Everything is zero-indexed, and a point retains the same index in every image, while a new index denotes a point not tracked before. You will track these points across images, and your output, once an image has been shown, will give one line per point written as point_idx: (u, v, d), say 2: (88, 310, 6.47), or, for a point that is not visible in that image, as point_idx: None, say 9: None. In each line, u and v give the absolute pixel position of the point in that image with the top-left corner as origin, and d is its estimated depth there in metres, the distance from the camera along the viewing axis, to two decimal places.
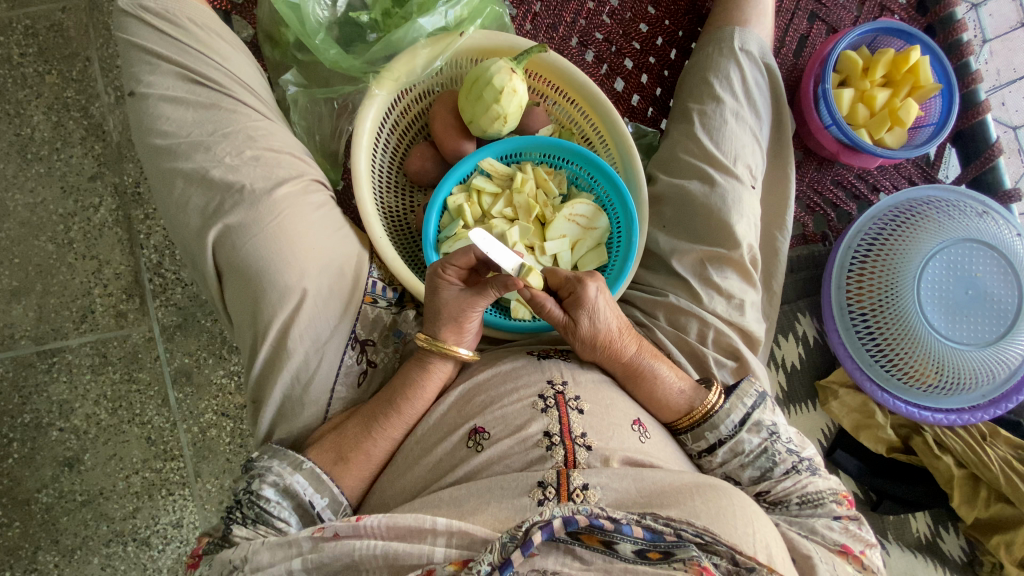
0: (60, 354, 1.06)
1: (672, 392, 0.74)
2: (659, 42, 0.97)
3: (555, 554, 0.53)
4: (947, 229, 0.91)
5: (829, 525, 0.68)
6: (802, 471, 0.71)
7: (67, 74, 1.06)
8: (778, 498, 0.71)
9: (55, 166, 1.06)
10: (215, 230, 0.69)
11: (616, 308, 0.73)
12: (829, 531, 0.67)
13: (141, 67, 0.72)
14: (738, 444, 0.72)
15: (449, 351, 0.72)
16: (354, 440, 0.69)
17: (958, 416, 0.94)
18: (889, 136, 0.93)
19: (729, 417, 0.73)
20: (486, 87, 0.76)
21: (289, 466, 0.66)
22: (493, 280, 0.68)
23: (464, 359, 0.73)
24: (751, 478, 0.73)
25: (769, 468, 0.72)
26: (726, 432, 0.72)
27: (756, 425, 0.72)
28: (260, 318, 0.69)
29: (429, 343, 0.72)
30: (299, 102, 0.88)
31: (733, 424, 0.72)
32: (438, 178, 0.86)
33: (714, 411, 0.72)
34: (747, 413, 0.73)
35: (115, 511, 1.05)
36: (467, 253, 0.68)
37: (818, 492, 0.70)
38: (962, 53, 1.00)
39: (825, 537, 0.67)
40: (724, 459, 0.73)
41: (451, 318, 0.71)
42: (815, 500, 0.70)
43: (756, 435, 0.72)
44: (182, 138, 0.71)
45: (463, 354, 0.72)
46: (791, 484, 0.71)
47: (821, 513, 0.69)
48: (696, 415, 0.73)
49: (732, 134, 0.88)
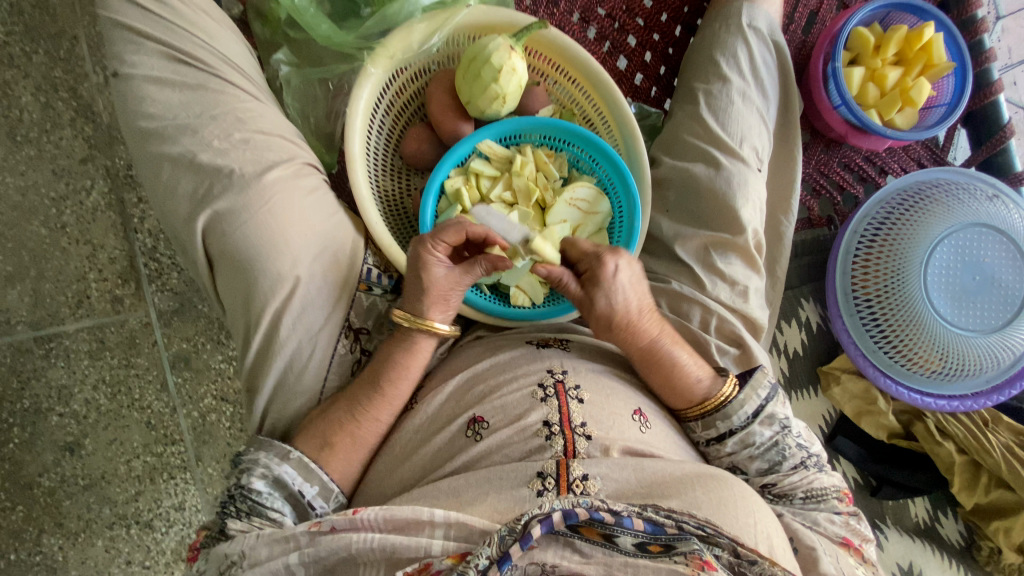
0: (58, 339, 1.04)
1: (691, 377, 0.71)
2: (664, 18, 0.94)
3: (554, 548, 0.52)
4: (956, 214, 0.89)
5: (830, 519, 0.69)
6: (810, 467, 0.71)
7: (54, 54, 1.01)
8: (783, 491, 0.71)
9: (45, 148, 1.03)
10: (203, 216, 0.67)
11: (638, 286, 0.72)
12: (831, 524, 0.68)
13: (124, 45, 0.69)
14: (749, 435, 0.71)
15: (431, 328, 0.70)
16: (337, 424, 0.67)
17: (960, 403, 0.92)
18: (899, 116, 0.90)
19: (742, 409, 0.71)
20: (483, 65, 0.73)
21: (277, 457, 0.64)
22: (480, 258, 0.69)
23: (442, 335, 0.72)
24: (759, 470, 0.72)
25: (778, 461, 0.71)
26: (738, 423, 0.70)
27: (769, 417, 0.70)
28: (252, 307, 0.67)
29: (408, 319, 0.70)
30: (291, 83, 0.85)
31: (746, 416, 0.70)
32: (435, 161, 0.84)
33: (728, 401, 0.70)
34: (761, 405, 0.70)
35: (117, 494, 1.05)
36: (457, 228, 0.68)
37: (823, 488, 0.70)
38: (976, 30, 0.96)
39: (828, 529, 0.68)
40: (733, 449, 0.72)
41: (438, 296, 0.70)
42: (819, 495, 0.70)
43: (767, 428, 0.70)
44: (168, 120, 0.68)
45: (443, 331, 0.71)
46: (798, 478, 0.70)
47: (823, 508, 0.70)
48: (708, 406, 0.71)
49: (739, 115, 0.85)
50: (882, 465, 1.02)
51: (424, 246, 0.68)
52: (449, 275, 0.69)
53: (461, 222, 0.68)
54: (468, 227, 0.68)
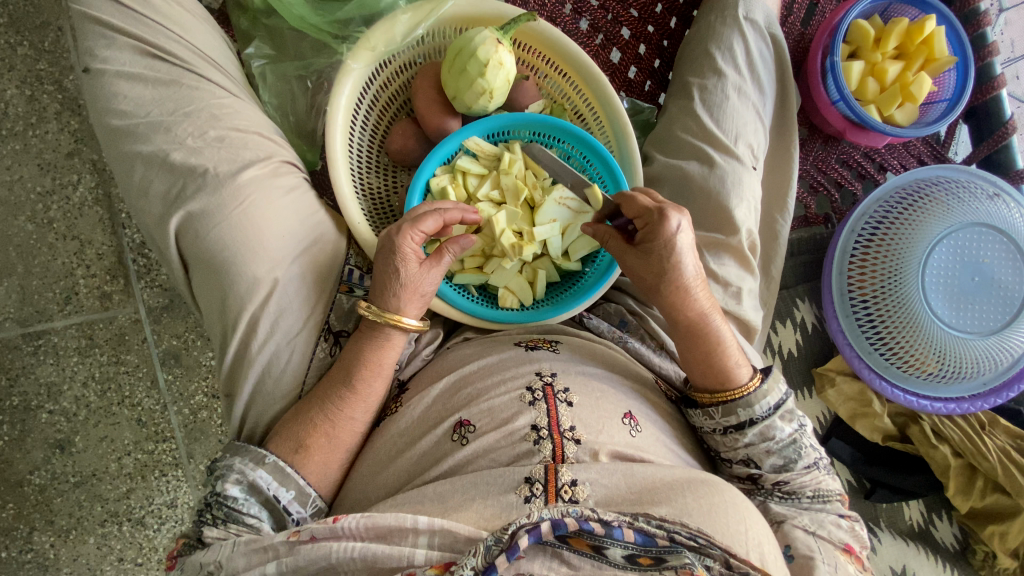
0: (46, 336, 1.02)
1: (730, 359, 0.69)
2: (659, 9, 0.91)
3: (541, 558, 0.51)
4: (955, 213, 0.87)
5: (836, 522, 0.68)
6: (822, 468, 0.70)
7: (39, 45, 0.99)
8: (791, 489, 0.70)
9: (31, 142, 1.00)
10: (177, 217, 0.65)
11: (696, 252, 0.68)
12: (836, 528, 0.67)
13: (97, 40, 0.66)
14: (768, 428, 0.67)
15: (398, 322, 0.67)
16: (310, 424, 0.65)
17: (957, 405, 0.90)
18: (900, 113, 0.88)
19: (765, 399, 0.67)
20: (469, 59, 0.71)
21: (251, 461, 0.62)
22: (451, 246, 0.68)
23: (410, 329, 0.69)
24: (773, 466, 0.69)
25: (794, 459, 0.68)
26: (760, 413, 0.67)
27: (789, 413, 0.68)
28: (229, 310, 0.66)
29: (377, 313, 0.67)
30: (267, 77, 0.82)
31: (769, 408, 0.67)
32: (421, 158, 0.81)
33: (750, 391, 0.67)
34: (783, 398, 0.68)
35: (108, 492, 1.04)
36: (436, 216, 0.67)
37: (828, 489, 0.70)
38: (979, 23, 0.93)
39: (832, 533, 0.67)
40: (750, 441, 0.68)
41: (412, 292, 0.67)
42: (824, 496, 0.69)
43: (788, 425, 0.68)
44: (141, 118, 0.66)
45: (410, 325, 0.68)
46: (808, 478, 0.69)
47: (829, 509, 0.69)
48: (728, 394, 0.68)
49: (734, 111, 0.83)
50: (878, 469, 1.01)
51: (405, 236, 0.65)
52: (423, 269, 0.67)
53: (436, 210, 0.67)
54: (444, 214, 0.68)
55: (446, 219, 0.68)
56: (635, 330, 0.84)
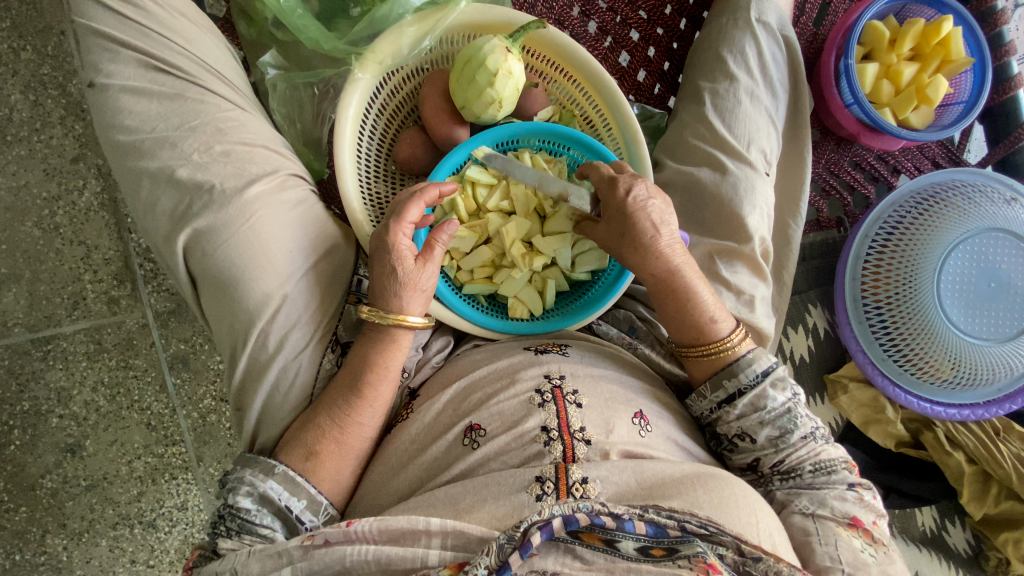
0: (55, 341, 1.03)
1: (712, 320, 0.69)
2: (668, 11, 0.89)
3: (555, 554, 0.51)
4: (971, 217, 0.85)
5: (841, 496, 0.64)
6: (819, 439, 0.67)
7: (42, 50, 0.98)
8: (791, 467, 0.67)
9: (35, 147, 1.00)
10: (184, 234, 0.64)
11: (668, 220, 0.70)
12: (841, 502, 0.64)
13: (101, 53, 0.66)
14: (760, 398, 0.66)
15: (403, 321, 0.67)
16: (320, 431, 0.65)
17: (971, 411, 0.89)
18: (915, 115, 0.86)
19: (751, 367, 0.67)
20: (478, 69, 0.70)
21: (262, 473, 0.62)
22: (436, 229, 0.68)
23: (416, 326, 0.68)
24: (769, 439, 0.67)
25: (789, 429, 0.66)
26: (747, 381, 0.67)
27: (780, 380, 0.67)
28: (238, 324, 0.65)
29: (378, 315, 0.66)
30: (278, 87, 0.81)
31: (755, 374, 0.67)
32: (430, 166, 0.80)
33: (732, 353, 0.68)
34: (771, 365, 0.67)
35: (120, 495, 1.05)
36: (416, 201, 0.66)
37: (831, 459, 0.67)
38: (996, 22, 0.92)
39: (835, 509, 0.63)
40: (742, 412, 0.67)
41: (413, 289, 0.67)
42: (828, 468, 0.66)
43: (780, 393, 0.66)
44: (146, 133, 0.65)
45: (415, 322, 0.68)
46: (805, 450, 0.67)
47: (836, 481, 0.66)
48: (711, 350, 0.69)
49: (746, 116, 0.81)
50: (892, 474, 0.99)
51: (392, 231, 0.65)
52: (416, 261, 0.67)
53: (414, 195, 0.67)
54: (422, 194, 0.67)
55: (425, 198, 0.67)
56: (644, 337, 0.84)
